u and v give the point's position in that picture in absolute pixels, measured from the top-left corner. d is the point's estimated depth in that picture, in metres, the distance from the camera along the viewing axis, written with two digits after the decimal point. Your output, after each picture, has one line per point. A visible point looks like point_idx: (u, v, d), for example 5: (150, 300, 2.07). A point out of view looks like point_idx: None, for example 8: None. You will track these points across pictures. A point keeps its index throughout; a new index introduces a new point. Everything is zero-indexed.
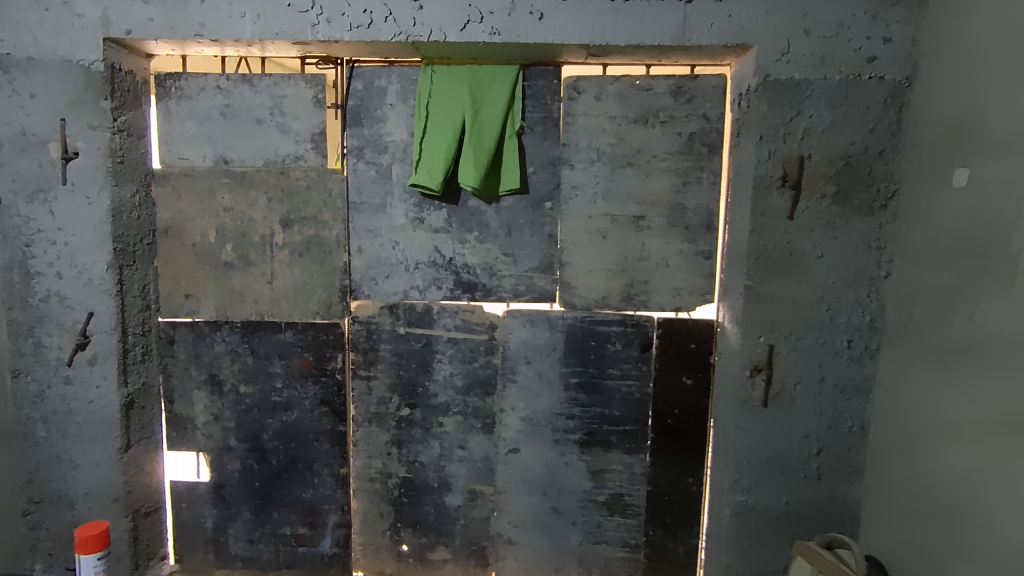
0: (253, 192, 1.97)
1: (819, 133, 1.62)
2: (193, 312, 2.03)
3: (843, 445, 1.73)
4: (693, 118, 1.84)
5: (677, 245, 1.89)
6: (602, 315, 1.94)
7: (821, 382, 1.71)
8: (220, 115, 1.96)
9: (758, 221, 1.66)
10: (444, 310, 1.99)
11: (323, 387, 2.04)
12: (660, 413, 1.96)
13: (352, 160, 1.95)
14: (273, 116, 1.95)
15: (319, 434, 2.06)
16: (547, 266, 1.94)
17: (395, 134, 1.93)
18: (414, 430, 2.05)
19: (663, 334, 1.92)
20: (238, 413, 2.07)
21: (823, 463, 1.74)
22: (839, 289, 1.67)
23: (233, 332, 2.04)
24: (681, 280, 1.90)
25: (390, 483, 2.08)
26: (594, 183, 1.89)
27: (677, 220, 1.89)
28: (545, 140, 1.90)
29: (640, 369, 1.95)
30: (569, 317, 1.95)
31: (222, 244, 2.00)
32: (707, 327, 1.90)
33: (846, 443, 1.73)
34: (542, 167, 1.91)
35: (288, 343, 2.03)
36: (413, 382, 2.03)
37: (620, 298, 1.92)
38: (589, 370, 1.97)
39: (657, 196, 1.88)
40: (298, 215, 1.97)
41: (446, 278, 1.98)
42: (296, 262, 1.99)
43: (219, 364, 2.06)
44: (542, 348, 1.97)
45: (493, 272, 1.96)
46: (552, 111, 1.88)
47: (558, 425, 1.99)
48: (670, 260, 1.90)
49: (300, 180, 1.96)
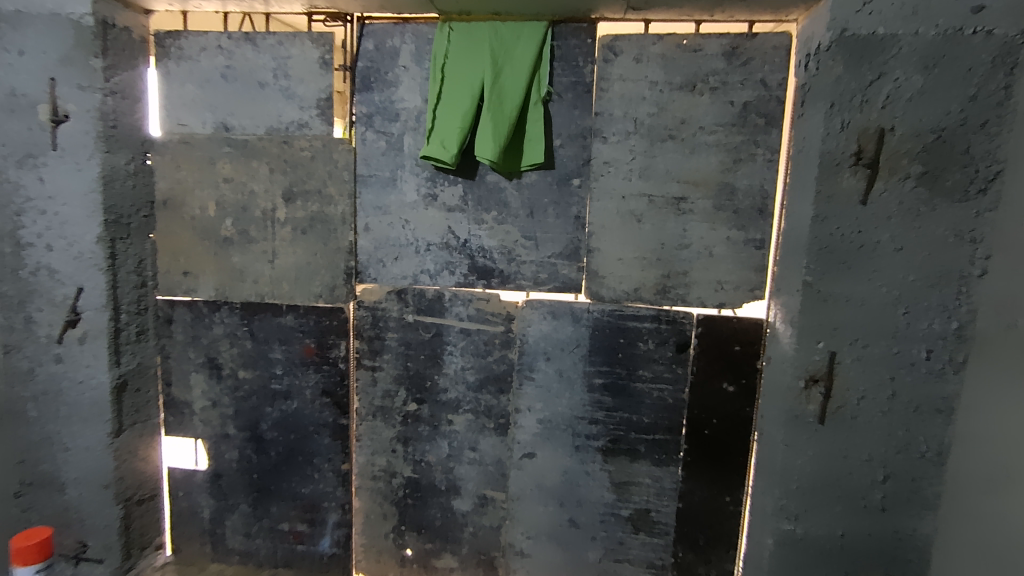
0: (254, 162, 1.81)
1: (905, 101, 1.35)
2: (192, 290, 1.91)
3: (913, 473, 1.47)
4: (749, 84, 1.58)
5: (723, 232, 1.64)
6: (634, 310, 1.71)
7: (891, 399, 1.45)
8: (220, 78, 1.80)
9: (823, 206, 1.41)
10: (457, 298, 1.80)
11: (325, 377, 1.89)
12: (696, 423, 1.73)
13: (361, 128, 1.77)
14: (277, 78, 1.77)
15: (320, 426, 1.91)
16: (573, 252, 1.72)
17: (408, 101, 1.73)
18: (421, 427, 1.88)
19: (703, 334, 1.68)
20: (236, 400, 1.95)
21: (888, 493, 1.48)
22: (920, 289, 1.40)
23: (233, 313, 1.91)
24: (726, 272, 1.66)
25: (394, 482, 1.92)
26: (629, 159, 1.65)
27: (725, 203, 1.63)
28: (574, 109, 1.67)
29: (675, 372, 1.71)
30: (595, 310, 1.73)
31: (222, 218, 1.86)
32: (755, 327, 1.66)
33: (918, 470, 1.46)
34: (571, 140, 1.68)
35: (289, 328, 1.88)
36: (421, 375, 1.86)
37: (654, 290, 1.69)
38: (617, 371, 1.74)
39: (702, 174, 1.63)
40: (301, 189, 1.81)
41: (459, 262, 1.78)
42: (299, 240, 1.83)
43: (218, 347, 1.93)
44: (563, 344, 1.76)
45: (511, 256, 1.75)
46: (584, 75, 1.65)
47: (579, 431, 1.79)
48: (714, 249, 1.65)
49: (304, 150, 1.79)
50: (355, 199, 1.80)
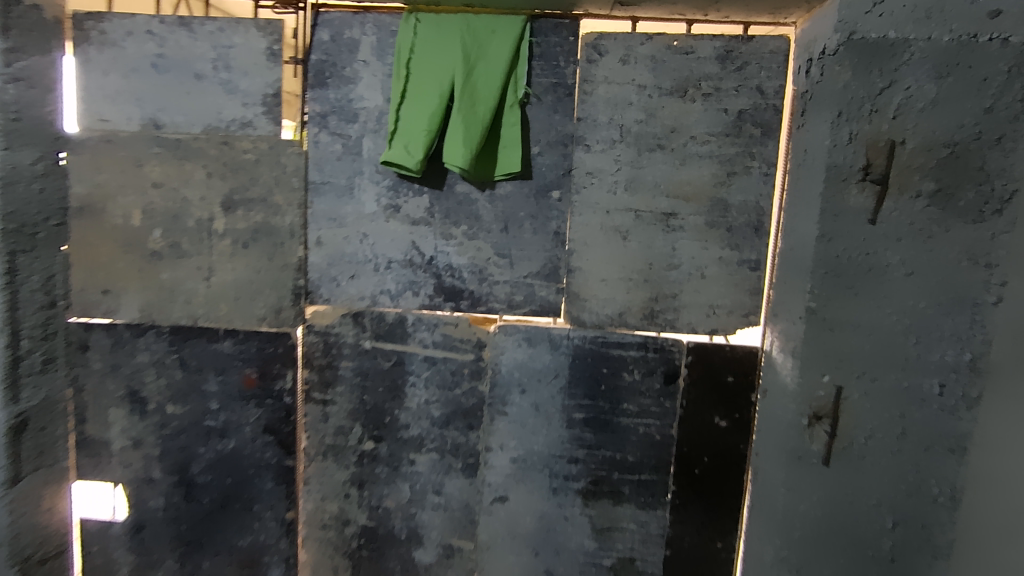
0: (188, 165, 1.58)
1: (916, 112, 1.23)
2: (112, 311, 1.65)
3: (925, 520, 1.31)
4: (744, 91, 1.46)
5: (715, 252, 1.50)
6: (619, 336, 1.54)
7: (902, 437, 1.30)
8: (150, 67, 1.56)
9: (829, 224, 1.27)
10: (421, 322, 1.60)
11: (267, 412, 1.65)
12: (685, 461, 1.56)
13: (314, 129, 1.56)
14: (217, 70, 1.55)
15: (261, 468, 1.67)
16: (551, 272, 1.55)
17: (367, 99, 1.54)
18: (379, 468, 1.66)
19: (694, 363, 1.53)
20: (163, 439, 1.69)
21: (897, 542, 1.33)
22: (932, 316, 1.27)
23: (161, 338, 1.65)
24: (719, 295, 1.51)
25: (347, 531, 1.69)
26: (614, 169, 1.50)
27: (718, 219, 1.49)
28: (554, 113, 1.50)
29: (663, 405, 1.55)
30: (576, 337, 1.55)
31: (150, 228, 1.61)
32: (749, 355, 1.51)
33: (929, 515, 1.31)
34: (550, 147, 1.51)
35: (227, 355, 1.64)
36: (379, 409, 1.64)
37: (641, 315, 1.53)
38: (599, 404, 1.57)
39: (693, 188, 1.49)
40: (243, 196, 1.58)
41: (424, 282, 1.59)
42: (240, 255, 1.60)
43: (142, 377, 1.67)
44: (540, 374, 1.58)
45: (482, 276, 1.57)
46: (565, 76, 1.49)
47: (557, 471, 1.60)
48: (706, 270, 1.50)
49: (248, 152, 1.57)
50: (305, 208, 1.59)
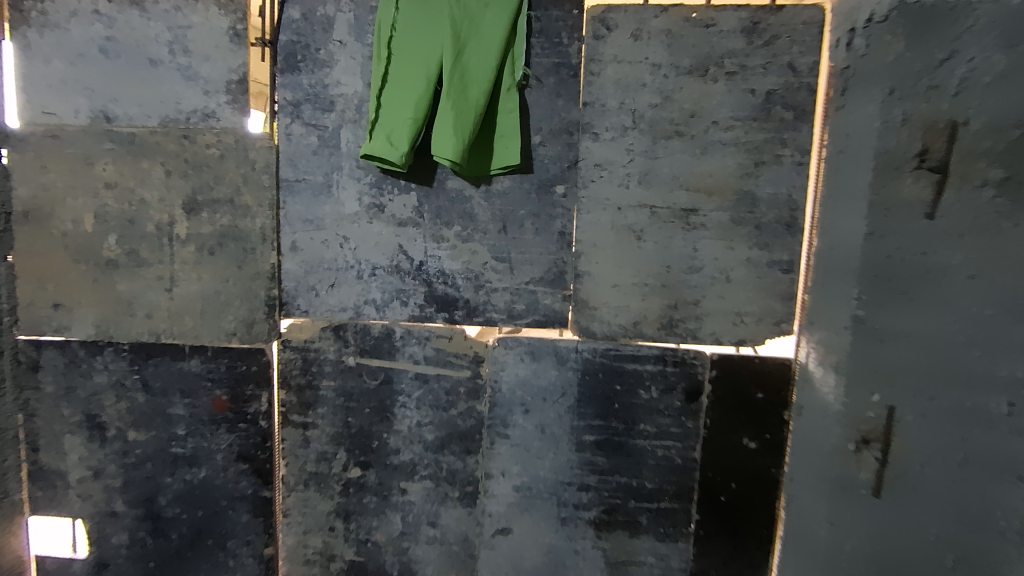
0: (144, 162, 1.40)
1: (983, 85, 0.99)
2: (64, 328, 1.47)
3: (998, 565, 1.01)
4: (773, 69, 1.27)
5: (742, 252, 1.32)
6: (634, 349, 1.36)
7: (963, 464, 1.04)
8: (97, 52, 1.37)
9: (878, 221, 1.11)
10: (410, 335, 1.42)
11: (241, 438, 1.48)
12: (710, 488, 1.39)
13: (285, 120, 1.38)
14: (174, 54, 1.36)
15: (235, 500, 1.50)
16: (556, 278, 1.37)
17: (345, 85, 1.36)
18: (366, 498, 1.49)
19: (719, 378, 1.36)
20: (125, 469, 1.51)
21: None
22: (1006, 321, 0.98)
23: (120, 357, 1.48)
24: (746, 301, 1.33)
25: (333, 568, 1.52)
26: (627, 160, 1.32)
27: (745, 215, 1.31)
28: (557, 98, 1.32)
29: (684, 426, 1.38)
30: (585, 350, 1.38)
31: (103, 234, 1.43)
32: (782, 368, 1.34)
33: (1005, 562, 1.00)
34: (553, 136, 1.33)
35: (194, 375, 1.47)
36: (366, 433, 1.47)
37: (657, 324, 1.36)
38: (613, 426, 1.40)
39: (716, 180, 1.30)
40: (207, 197, 1.40)
41: (413, 291, 1.41)
42: (205, 263, 1.42)
43: (100, 401, 1.50)
44: (545, 392, 1.40)
45: (478, 283, 1.39)
46: (569, 55, 1.31)
47: (566, 499, 1.43)
48: (731, 273, 1.32)
49: (210, 147, 1.38)
50: (277, 209, 1.41)
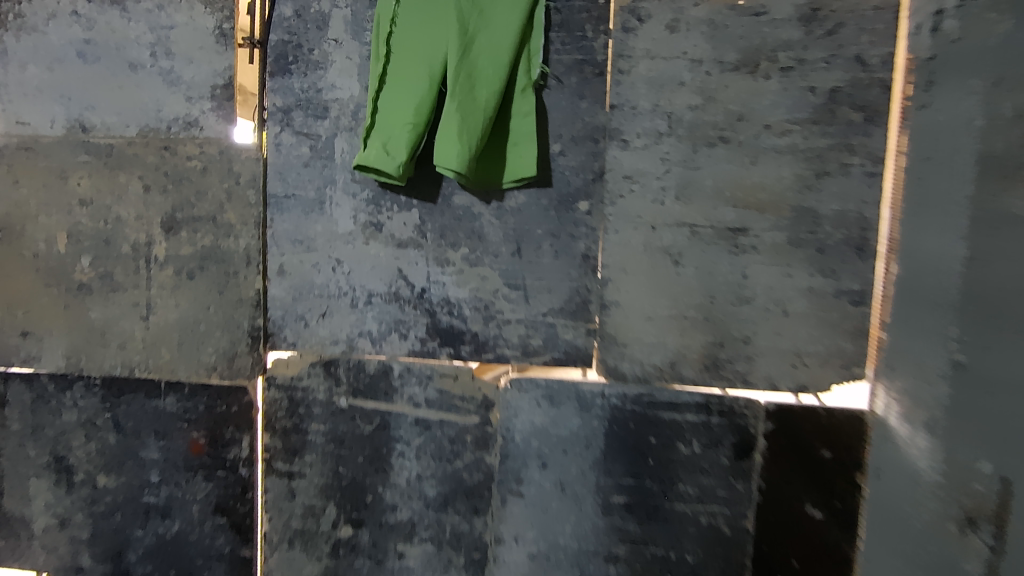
0: (122, 176, 1.27)
1: None
2: (33, 358, 1.33)
3: None
4: (838, 63, 1.05)
5: (803, 280, 1.09)
6: (671, 395, 1.15)
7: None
8: (75, 56, 1.26)
9: (982, 241, 0.85)
10: (410, 373, 1.24)
11: (218, 486, 1.31)
12: (766, 565, 1.15)
13: (274, 128, 1.23)
14: (156, 57, 1.24)
15: (211, 558, 1.32)
16: (578, 309, 1.17)
17: (341, 89, 1.20)
18: (358, 561, 1.29)
19: (774, 432, 1.13)
20: (93, 518, 1.35)
21: None
22: None
23: (90, 393, 1.33)
24: (808, 339, 1.10)
25: None
26: (661, 172, 1.12)
27: (806, 236, 1.08)
28: (579, 100, 1.14)
29: (733, 488, 1.15)
30: (613, 396, 1.16)
31: (77, 256, 1.30)
32: (853, 423, 1.10)
33: None
34: (575, 144, 1.15)
35: (169, 415, 1.30)
36: (359, 485, 1.28)
37: (700, 365, 1.14)
38: (646, 485, 1.18)
39: (770, 194, 1.09)
40: (187, 215, 1.25)
41: (414, 322, 1.23)
42: (183, 289, 1.27)
43: (68, 441, 1.34)
44: (565, 443, 1.19)
45: (487, 314, 1.20)
46: (593, 51, 1.13)
47: (590, 572, 1.20)
48: (789, 305, 1.10)
49: (192, 159, 1.24)
50: (262, 228, 1.25)
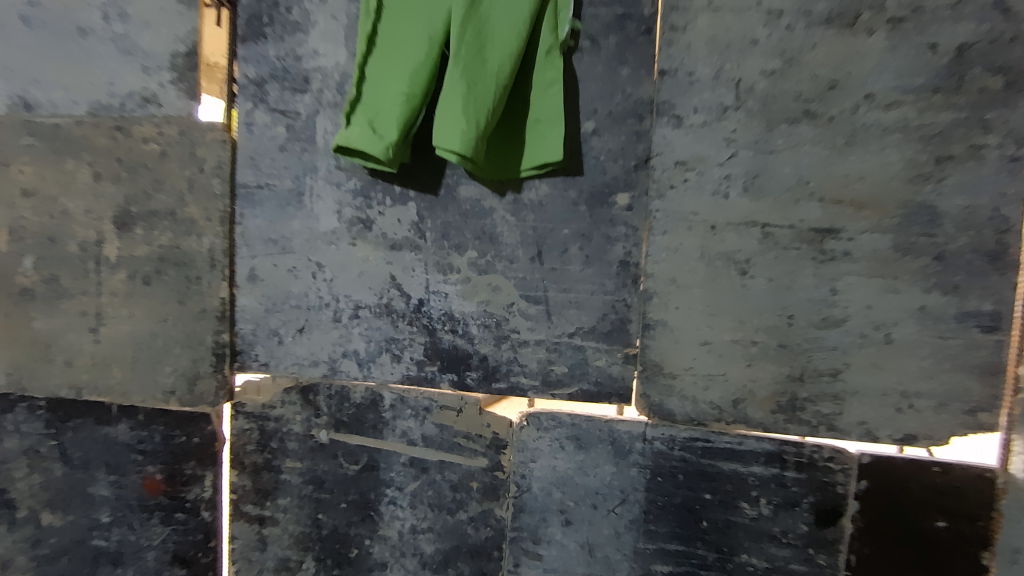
0: (69, 162, 1.06)
1: None
2: None
3: None
4: (971, 11, 0.78)
5: (912, 299, 0.83)
6: (733, 441, 0.90)
7: None
8: (17, 20, 1.06)
9: None
10: (404, 404, 1.01)
11: (177, 533, 1.10)
12: None
13: (245, 105, 1.02)
14: (108, 20, 1.03)
15: None
16: (614, 330, 0.93)
17: (324, 56, 0.98)
18: None
19: (870, 493, 0.87)
20: (37, 563, 1.15)
21: None
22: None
23: (33, 417, 1.13)
24: (918, 376, 0.84)
25: None
26: (725, 156, 0.87)
27: (918, 241, 0.83)
28: (620, 65, 0.89)
29: (811, 563, 0.90)
30: (658, 441, 0.92)
31: (17, 256, 1.09)
32: (978, 485, 0.84)
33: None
34: (613, 122, 0.90)
35: (121, 445, 1.10)
36: (342, 537, 1.06)
37: (770, 405, 0.89)
38: (698, 554, 0.93)
39: (870, 186, 0.83)
40: (143, 209, 1.04)
41: (409, 342, 1.00)
42: (139, 297, 1.06)
43: (7, 473, 1.14)
44: (595, 498, 0.95)
45: (499, 335, 0.96)
46: (639, 3, 0.88)
47: None
48: (893, 331, 0.84)
49: (149, 141, 1.03)
50: (230, 225, 1.03)
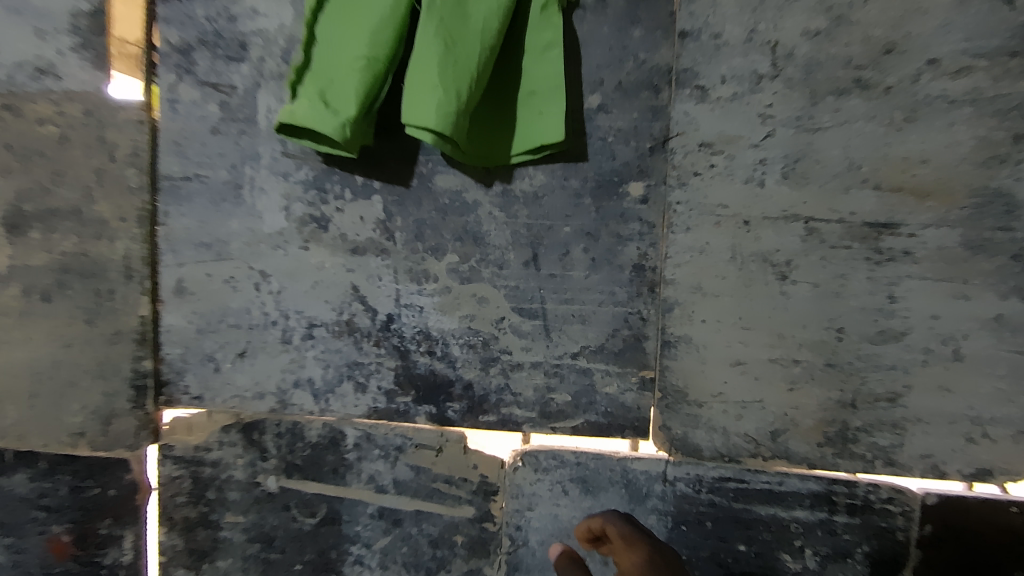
0: None
1: None
2: None
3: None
4: None
5: (987, 307, 0.69)
6: (773, 481, 0.74)
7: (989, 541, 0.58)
8: None
9: None
10: (370, 443, 0.83)
11: None
12: None
13: (166, 76, 0.82)
14: None
15: None
16: (627, 349, 0.76)
17: (264, 15, 0.80)
18: None
19: (938, 540, 0.72)
20: None
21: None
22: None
23: None
24: (995, 400, 0.70)
25: None
26: (759, 137, 0.72)
27: (993, 237, 0.68)
28: (631, 26, 0.73)
29: None
30: (681, 481, 0.76)
31: None
32: None
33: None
34: (623, 96, 0.74)
35: (17, 502, 0.88)
36: None
37: (816, 437, 0.74)
38: None
39: (935, 171, 0.69)
40: (38, 207, 0.83)
41: (376, 367, 0.82)
42: (36, 317, 0.85)
43: None
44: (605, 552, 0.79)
45: (487, 357, 0.79)
46: None
47: None
48: (964, 346, 0.70)
49: (46, 123, 0.83)
50: (149, 225, 0.83)
